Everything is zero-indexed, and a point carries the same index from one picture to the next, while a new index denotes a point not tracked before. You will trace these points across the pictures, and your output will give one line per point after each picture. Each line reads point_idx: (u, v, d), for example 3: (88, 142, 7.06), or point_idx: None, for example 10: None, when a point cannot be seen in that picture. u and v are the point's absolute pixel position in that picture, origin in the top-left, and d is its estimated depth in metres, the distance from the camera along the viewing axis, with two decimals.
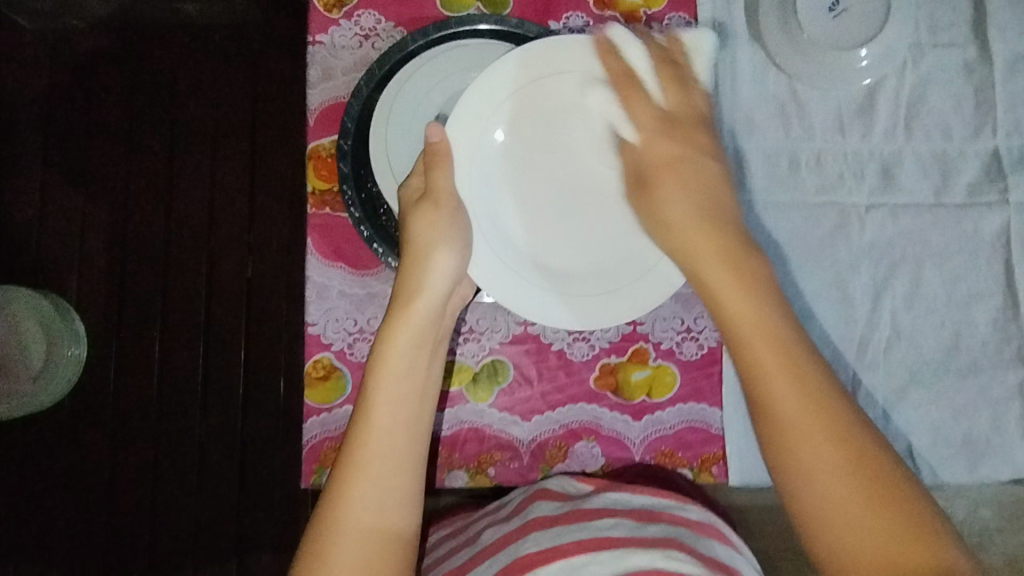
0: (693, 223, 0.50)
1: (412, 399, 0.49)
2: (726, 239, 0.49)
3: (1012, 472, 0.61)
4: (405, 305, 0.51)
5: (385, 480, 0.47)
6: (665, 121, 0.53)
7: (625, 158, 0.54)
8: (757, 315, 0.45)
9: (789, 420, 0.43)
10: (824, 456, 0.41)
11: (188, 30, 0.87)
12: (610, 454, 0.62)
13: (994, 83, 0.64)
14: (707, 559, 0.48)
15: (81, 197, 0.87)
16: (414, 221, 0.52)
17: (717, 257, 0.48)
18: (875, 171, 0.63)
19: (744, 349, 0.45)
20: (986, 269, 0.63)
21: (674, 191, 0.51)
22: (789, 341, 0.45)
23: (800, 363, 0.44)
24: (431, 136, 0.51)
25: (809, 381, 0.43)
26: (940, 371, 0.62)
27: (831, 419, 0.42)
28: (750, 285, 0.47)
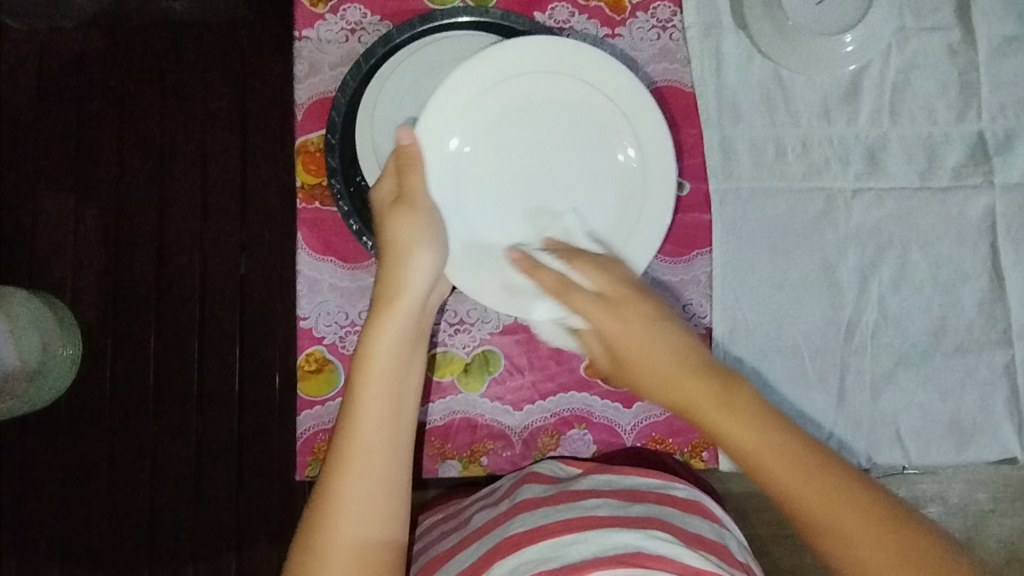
0: (682, 375, 0.48)
1: (394, 407, 0.49)
2: (717, 378, 0.47)
3: (999, 451, 0.62)
4: (385, 306, 0.51)
5: (374, 489, 0.48)
6: (611, 299, 0.51)
7: (594, 346, 0.53)
8: (770, 443, 0.45)
9: (847, 546, 0.43)
10: (887, 565, 0.42)
11: (178, 29, 0.87)
12: (601, 441, 0.63)
13: (979, 65, 0.64)
14: (694, 538, 0.49)
15: (73, 197, 0.87)
16: (391, 226, 0.52)
17: (711, 399, 0.47)
18: (861, 156, 0.64)
19: (766, 481, 0.45)
20: (971, 251, 0.63)
21: (648, 355, 0.49)
22: (817, 474, 0.44)
23: (834, 484, 0.44)
24: (401, 139, 0.51)
25: (852, 497, 0.44)
26: (927, 354, 0.62)
27: (882, 525, 0.43)
28: (750, 417, 0.46)
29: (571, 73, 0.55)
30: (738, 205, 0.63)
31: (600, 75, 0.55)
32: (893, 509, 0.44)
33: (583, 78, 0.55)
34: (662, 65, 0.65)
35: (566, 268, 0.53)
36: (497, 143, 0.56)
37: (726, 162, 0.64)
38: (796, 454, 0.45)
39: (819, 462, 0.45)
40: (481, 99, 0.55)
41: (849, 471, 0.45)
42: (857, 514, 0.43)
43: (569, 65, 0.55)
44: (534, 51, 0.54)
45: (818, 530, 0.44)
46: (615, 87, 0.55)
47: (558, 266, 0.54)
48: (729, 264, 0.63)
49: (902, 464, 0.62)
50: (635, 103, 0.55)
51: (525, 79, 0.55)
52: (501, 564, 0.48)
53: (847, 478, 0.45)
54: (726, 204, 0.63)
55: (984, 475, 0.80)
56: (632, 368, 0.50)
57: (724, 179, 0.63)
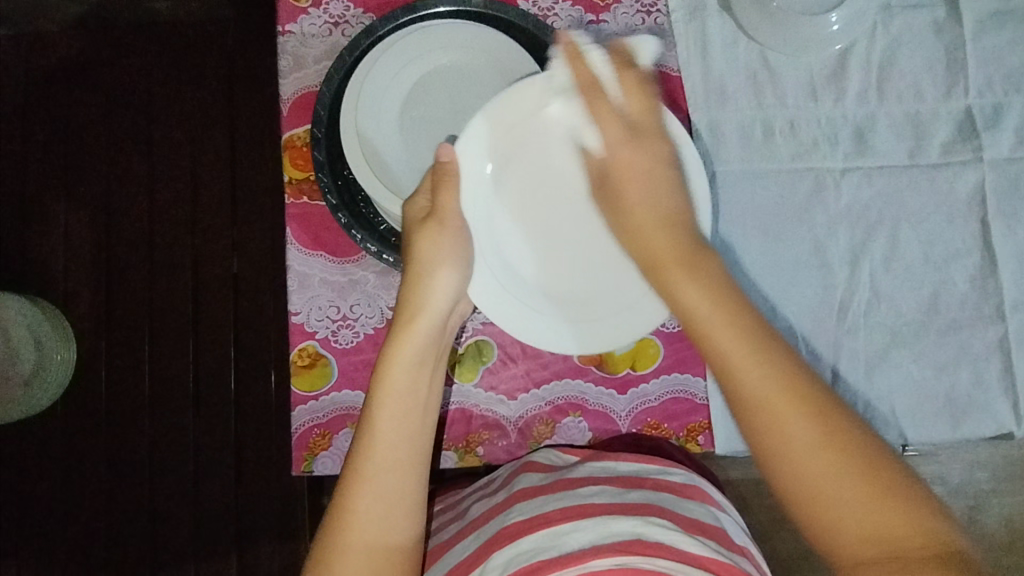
0: (658, 227, 0.47)
1: (412, 421, 0.49)
2: (686, 241, 0.46)
3: (995, 427, 0.61)
4: (407, 323, 0.51)
5: (391, 500, 0.48)
6: (630, 122, 0.50)
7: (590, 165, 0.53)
8: (724, 311, 0.43)
9: (776, 426, 0.40)
10: (817, 461, 0.39)
11: (162, 29, 0.87)
12: (596, 428, 0.63)
13: (965, 41, 0.64)
14: (692, 523, 0.49)
15: (63, 201, 0.87)
16: (418, 242, 0.51)
17: (678, 259, 0.46)
18: (849, 136, 0.63)
19: (711, 345, 0.43)
20: (962, 228, 0.63)
21: (633, 190, 0.49)
22: (768, 355, 0.41)
23: (786, 366, 0.41)
24: (441, 155, 0.50)
25: (801, 389, 0.40)
26: (920, 331, 0.62)
27: (827, 419, 0.40)
28: (707, 281, 0.44)
29: None
30: (728, 188, 0.63)
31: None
32: (843, 416, 0.40)
33: None
34: None
35: (610, 75, 0.50)
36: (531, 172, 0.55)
37: (715, 144, 0.63)
38: (751, 329, 0.42)
39: (777, 348, 0.42)
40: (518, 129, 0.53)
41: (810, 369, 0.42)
42: (795, 399, 0.40)
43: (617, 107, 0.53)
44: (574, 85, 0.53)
45: (746, 411, 0.41)
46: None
47: (603, 73, 0.50)
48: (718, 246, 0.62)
49: (898, 443, 0.62)
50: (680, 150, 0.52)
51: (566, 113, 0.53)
52: (500, 554, 0.48)
53: (803, 369, 0.41)
54: (716, 187, 0.63)
55: (983, 454, 0.80)
56: (625, 181, 0.50)
57: (713, 162, 0.63)
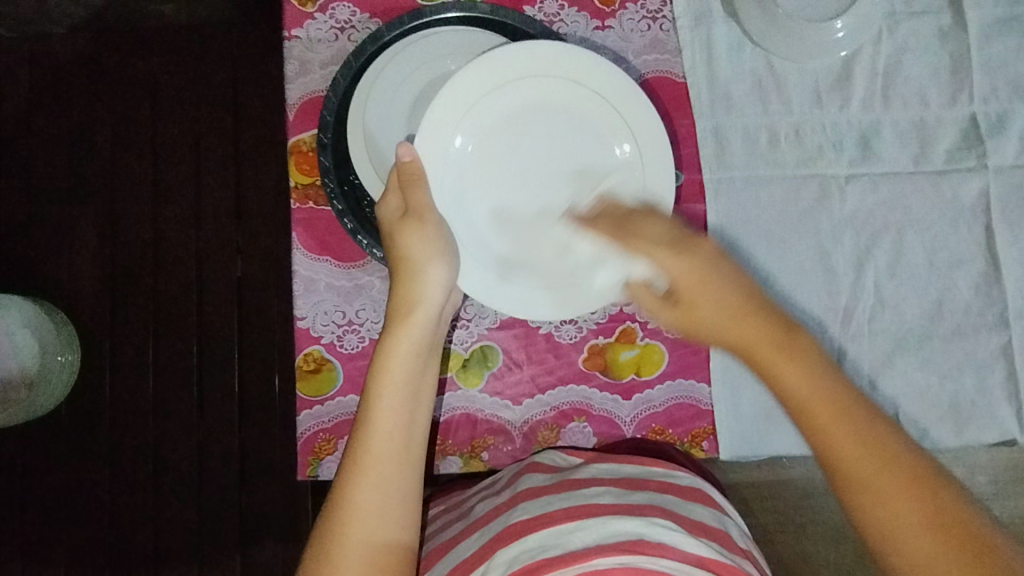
0: (747, 318, 0.45)
1: (408, 416, 0.50)
2: (776, 324, 0.45)
3: (998, 433, 0.62)
4: (401, 320, 0.51)
5: (388, 496, 0.48)
6: (670, 239, 0.48)
7: (640, 294, 0.51)
8: (824, 397, 0.42)
9: (888, 514, 0.40)
10: (935, 555, 0.38)
11: (167, 33, 0.87)
12: (601, 433, 0.63)
13: (971, 48, 0.64)
14: (693, 525, 0.49)
15: (67, 203, 0.87)
16: (403, 238, 0.51)
17: (773, 346, 0.44)
18: (854, 142, 0.64)
19: (817, 434, 0.42)
20: (966, 235, 0.63)
21: (713, 297, 0.46)
22: (870, 439, 0.41)
23: (897, 456, 0.41)
24: (402, 156, 0.51)
25: (912, 479, 0.40)
26: (924, 338, 0.62)
27: (944, 518, 0.39)
28: (811, 369, 0.43)
29: (567, 73, 0.55)
30: (732, 194, 0.63)
31: (585, 73, 0.55)
32: (960, 503, 0.40)
33: (572, 79, 0.55)
34: (653, 57, 0.65)
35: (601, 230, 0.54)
36: (500, 142, 0.56)
37: (720, 151, 0.63)
38: (860, 419, 0.42)
39: (885, 437, 0.41)
40: (479, 104, 0.54)
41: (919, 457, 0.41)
42: (905, 489, 0.40)
43: (561, 66, 0.54)
44: (521, 56, 0.53)
45: (849, 489, 0.41)
46: (598, 78, 0.55)
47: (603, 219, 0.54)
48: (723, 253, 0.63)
49: None
50: (625, 99, 0.55)
51: (518, 83, 0.54)
52: (504, 553, 0.48)
53: (917, 459, 0.41)
54: (720, 193, 0.63)
55: (985, 460, 0.81)
56: (692, 298, 0.47)
57: (718, 168, 0.63)
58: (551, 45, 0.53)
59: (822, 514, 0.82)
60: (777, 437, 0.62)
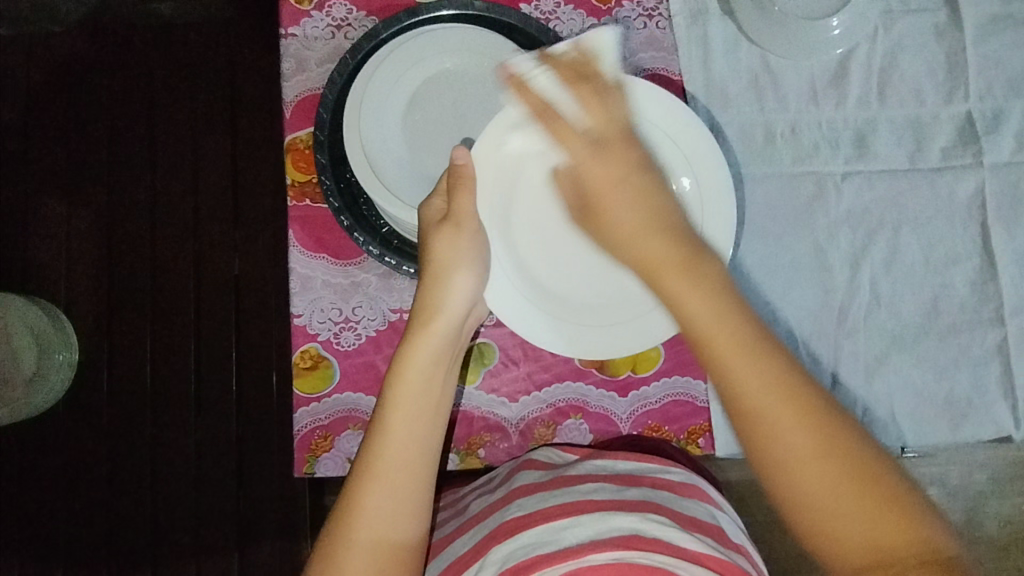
0: (646, 234, 0.45)
1: (426, 421, 0.50)
2: (683, 242, 0.44)
3: (993, 430, 0.62)
4: (424, 324, 0.52)
5: (401, 497, 0.48)
6: (593, 137, 0.48)
7: (563, 187, 0.52)
8: (726, 322, 0.41)
9: (778, 437, 0.40)
10: (822, 484, 0.39)
11: (165, 31, 0.87)
12: (598, 430, 0.63)
13: (966, 46, 0.64)
14: (689, 521, 0.49)
15: (65, 201, 0.88)
16: (436, 244, 0.52)
17: (672, 262, 0.43)
18: (850, 140, 0.64)
19: (716, 363, 0.41)
20: (962, 232, 0.63)
21: (613, 205, 0.47)
22: (761, 358, 0.41)
23: (793, 385, 0.40)
24: (456, 158, 0.50)
25: (800, 403, 0.40)
26: (920, 334, 0.62)
27: (837, 449, 0.39)
28: (711, 288, 0.42)
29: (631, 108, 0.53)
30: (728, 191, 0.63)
31: (659, 114, 0.53)
32: (847, 427, 0.40)
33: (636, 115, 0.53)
34: (649, 54, 0.65)
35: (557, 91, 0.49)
36: None
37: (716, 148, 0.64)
38: (756, 343, 0.41)
39: (774, 352, 0.41)
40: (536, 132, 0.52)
41: (817, 390, 0.41)
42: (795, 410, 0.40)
43: (625, 102, 0.53)
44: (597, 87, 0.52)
45: (750, 422, 0.40)
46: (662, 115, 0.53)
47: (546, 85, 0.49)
48: None
49: (897, 445, 0.62)
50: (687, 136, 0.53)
51: None
52: (498, 549, 0.48)
53: (808, 387, 0.40)
54: None
55: (981, 457, 0.81)
56: (608, 196, 0.47)
57: None
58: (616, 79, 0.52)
59: None
60: None
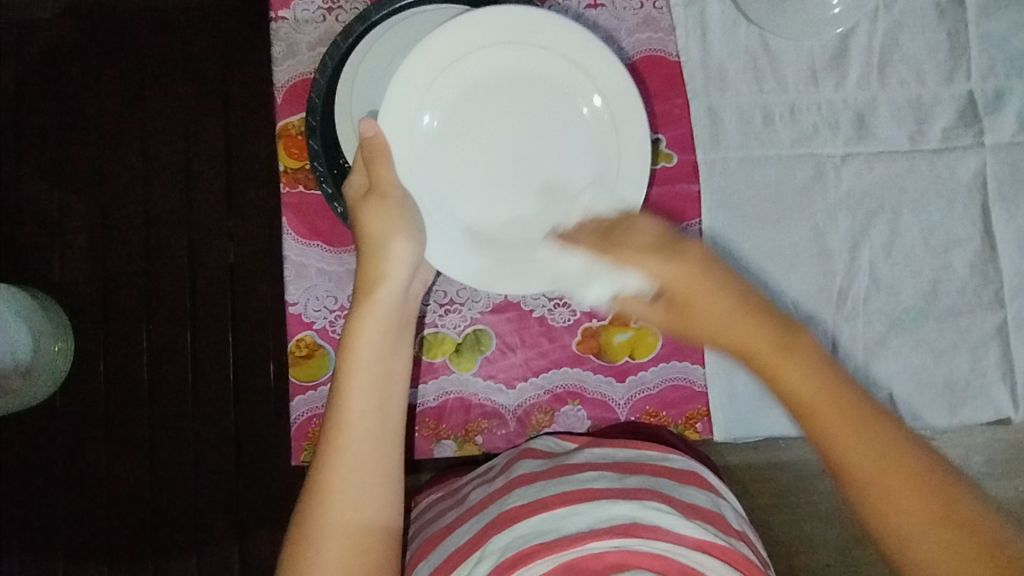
0: (739, 323, 0.42)
1: (379, 396, 0.49)
2: (776, 326, 0.41)
3: (992, 412, 0.62)
4: (366, 297, 0.51)
5: (366, 477, 0.47)
6: (659, 246, 0.45)
7: (633, 307, 0.48)
8: (834, 399, 0.39)
9: (892, 513, 0.38)
10: (941, 554, 0.37)
11: (155, 15, 0.86)
12: (595, 416, 0.63)
13: (968, 24, 0.63)
14: (690, 509, 0.49)
15: (58, 188, 0.87)
16: (365, 216, 0.51)
17: (782, 357, 0.40)
18: (850, 121, 0.63)
19: (814, 427, 0.40)
20: (962, 214, 0.63)
21: (715, 298, 0.42)
22: (876, 432, 0.39)
23: (900, 453, 0.38)
24: (364, 132, 0.51)
25: (908, 467, 0.38)
26: (919, 318, 0.62)
27: (949, 512, 0.37)
28: (815, 369, 0.40)
29: (534, 38, 0.53)
30: (725, 174, 0.63)
31: (552, 35, 0.53)
32: (965, 493, 0.38)
33: (541, 44, 0.53)
34: (646, 35, 0.63)
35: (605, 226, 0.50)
36: (469, 116, 0.55)
37: (714, 131, 0.63)
38: (859, 417, 0.39)
39: (880, 420, 0.39)
40: (441, 78, 0.53)
41: (936, 464, 0.39)
42: (916, 489, 0.38)
43: (524, 31, 0.53)
44: (479, 24, 0.52)
45: (861, 491, 0.39)
46: (567, 43, 0.53)
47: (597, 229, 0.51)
48: (717, 237, 0.62)
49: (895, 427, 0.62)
50: (592, 57, 0.53)
51: (480, 53, 0.53)
52: (499, 538, 0.48)
53: (916, 451, 0.39)
54: (714, 173, 0.63)
55: (979, 439, 0.81)
56: (687, 315, 0.43)
57: (711, 149, 0.63)
58: (515, 9, 0.52)
59: (821, 496, 0.82)
60: (770, 417, 0.62)
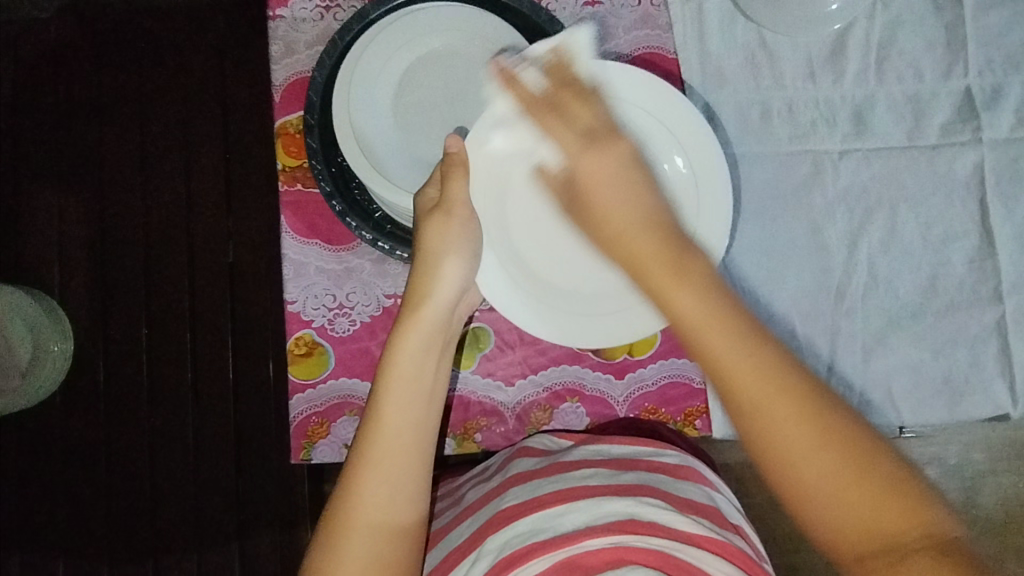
0: (641, 231, 0.45)
1: (419, 408, 0.49)
2: (663, 241, 0.44)
3: (990, 408, 0.62)
4: (415, 310, 0.52)
5: (397, 483, 0.47)
6: (582, 131, 0.50)
7: (550, 179, 0.52)
8: (714, 312, 0.40)
9: (777, 436, 0.37)
10: (820, 469, 0.37)
11: (153, 14, 0.86)
12: (594, 413, 0.63)
13: (965, 20, 0.63)
14: (685, 503, 0.49)
15: (56, 187, 0.87)
16: (427, 229, 0.52)
17: (659, 260, 0.43)
18: (848, 118, 0.63)
19: (698, 346, 0.40)
20: (961, 210, 0.63)
21: (605, 196, 0.48)
22: (756, 349, 0.39)
23: (781, 366, 0.39)
24: (448, 147, 0.51)
25: (791, 385, 0.38)
26: (918, 314, 0.62)
27: (826, 429, 0.37)
28: (697, 279, 0.41)
29: (632, 96, 0.53)
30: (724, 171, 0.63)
31: (650, 96, 0.53)
32: (832, 401, 0.38)
33: (640, 103, 0.53)
34: (644, 32, 0.63)
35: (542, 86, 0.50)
36: None
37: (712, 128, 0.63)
38: (741, 327, 0.40)
39: (756, 334, 0.39)
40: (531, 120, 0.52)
41: (810, 377, 0.39)
42: (793, 407, 0.38)
43: (626, 88, 0.52)
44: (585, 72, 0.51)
45: (750, 414, 0.38)
46: (666, 107, 0.53)
47: (535, 83, 0.50)
48: None
49: (895, 423, 0.62)
50: (688, 127, 0.53)
51: None
52: (495, 537, 0.48)
53: (792, 364, 0.39)
54: None
55: (979, 436, 0.81)
56: (590, 186, 0.49)
57: None
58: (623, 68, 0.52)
59: None
60: None
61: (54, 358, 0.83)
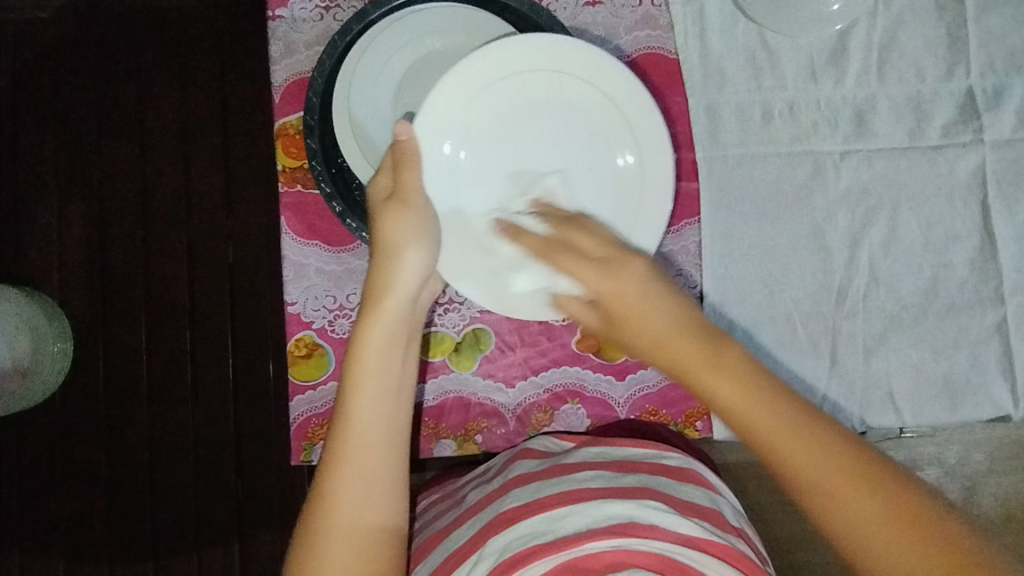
0: (672, 332, 0.44)
1: (385, 407, 0.48)
2: (700, 332, 0.44)
3: (991, 409, 0.62)
4: (373, 304, 0.49)
5: (371, 484, 0.47)
6: (597, 254, 0.48)
7: (569, 307, 0.51)
8: (760, 403, 0.41)
9: (844, 518, 0.39)
10: (892, 548, 0.38)
11: (152, 13, 0.85)
12: (595, 414, 0.63)
13: (967, 20, 0.63)
14: (686, 507, 0.49)
15: (55, 187, 0.86)
16: (382, 220, 0.50)
17: (697, 359, 0.43)
18: (849, 119, 0.63)
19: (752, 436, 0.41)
20: (962, 211, 0.63)
21: (639, 307, 0.45)
22: (808, 434, 0.40)
23: (832, 447, 0.40)
24: (399, 134, 0.50)
25: (846, 463, 0.39)
26: (918, 315, 0.62)
27: (894, 507, 0.38)
28: (737, 370, 0.42)
29: (577, 71, 0.54)
30: (725, 172, 0.62)
31: (596, 70, 0.53)
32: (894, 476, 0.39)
33: (586, 78, 0.54)
34: (644, 33, 0.63)
35: (543, 228, 0.53)
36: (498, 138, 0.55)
37: (713, 129, 0.63)
38: (787, 416, 0.41)
39: (808, 421, 0.41)
40: (478, 97, 0.53)
41: (868, 456, 0.40)
42: (854, 487, 0.39)
43: (572, 65, 0.54)
44: (528, 48, 0.52)
45: (814, 499, 0.39)
46: (612, 81, 0.54)
47: (538, 228, 0.53)
48: (717, 235, 0.62)
49: (895, 425, 0.62)
50: (636, 103, 0.54)
51: (520, 77, 0.54)
52: (496, 540, 0.47)
53: (844, 444, 0.40)
54: (714, 172, 0.62)
55: (979, 437, 0.81)
56: (614, 312, 0.47)
57: (711, 146, 0.63)
58: (571, 43, 0.53)
59: None
60: None
61: (53, 359, 0.82)
